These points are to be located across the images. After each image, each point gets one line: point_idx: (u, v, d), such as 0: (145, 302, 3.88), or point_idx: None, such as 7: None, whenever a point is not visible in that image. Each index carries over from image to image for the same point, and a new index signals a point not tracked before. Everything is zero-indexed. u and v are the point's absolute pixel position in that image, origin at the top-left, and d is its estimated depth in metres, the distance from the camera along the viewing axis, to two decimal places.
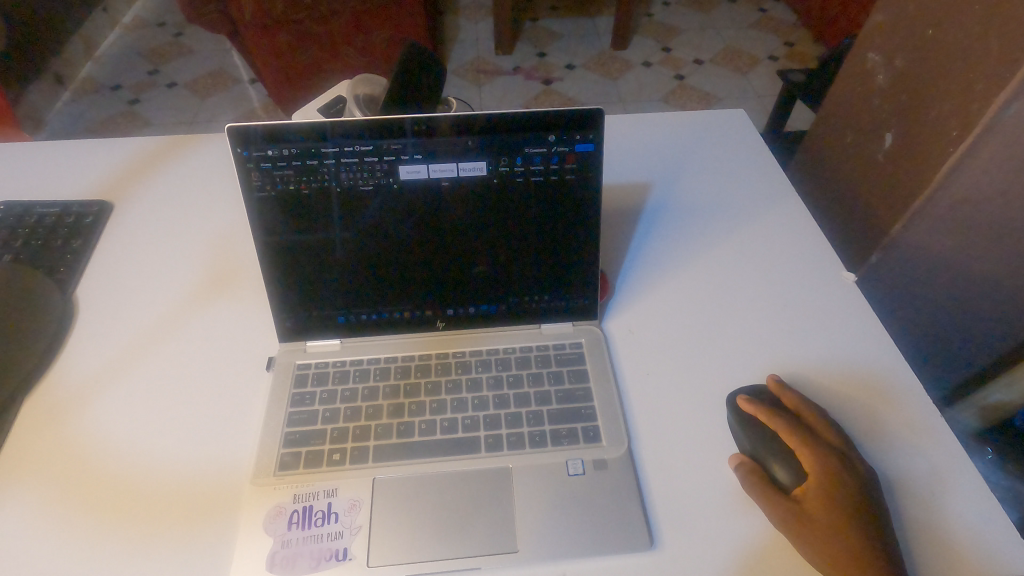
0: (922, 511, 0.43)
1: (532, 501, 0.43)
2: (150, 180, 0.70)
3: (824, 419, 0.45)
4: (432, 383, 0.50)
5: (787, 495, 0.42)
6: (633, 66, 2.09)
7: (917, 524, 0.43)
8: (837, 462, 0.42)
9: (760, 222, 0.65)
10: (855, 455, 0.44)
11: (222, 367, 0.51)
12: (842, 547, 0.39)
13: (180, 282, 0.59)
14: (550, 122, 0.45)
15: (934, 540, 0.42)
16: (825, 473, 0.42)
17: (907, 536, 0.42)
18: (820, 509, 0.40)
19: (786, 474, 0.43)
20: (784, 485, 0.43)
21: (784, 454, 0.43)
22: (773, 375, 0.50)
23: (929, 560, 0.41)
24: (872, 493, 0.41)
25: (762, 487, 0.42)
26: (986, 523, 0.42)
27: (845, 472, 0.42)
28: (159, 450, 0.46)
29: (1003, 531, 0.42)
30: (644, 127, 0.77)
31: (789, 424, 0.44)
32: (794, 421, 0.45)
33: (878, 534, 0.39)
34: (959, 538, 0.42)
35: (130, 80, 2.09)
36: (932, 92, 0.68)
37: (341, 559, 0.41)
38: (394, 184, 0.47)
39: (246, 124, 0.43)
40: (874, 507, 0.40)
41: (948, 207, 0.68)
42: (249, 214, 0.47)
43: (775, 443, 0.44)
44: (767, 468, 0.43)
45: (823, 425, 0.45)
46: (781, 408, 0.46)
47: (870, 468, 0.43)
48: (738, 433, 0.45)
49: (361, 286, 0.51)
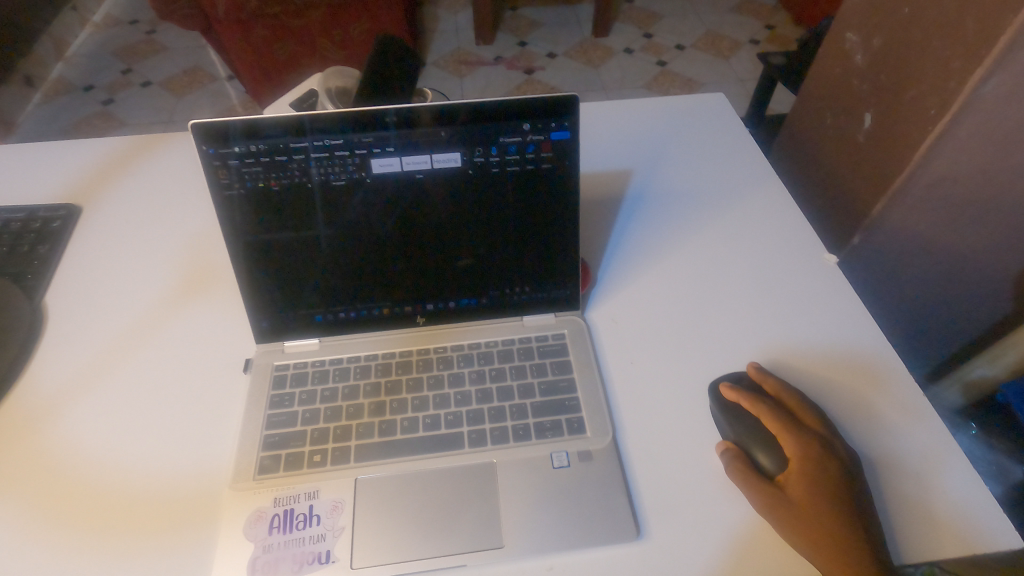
0: (906, 491, 0.43)
1: (517, 496, 0.43)
2: (120, 181, 0.68)
3: (807, 403, 0.45)
4: (414, 379, 0.49)
5: (770, 482, 0.42)
6: (615, 53, 2.07)
7: (900, 504, 0.43)
8: (820, 447, 0.42)
9: (742, 206, 0.64)
10: (838, 439, 0.44)
11: (199, 370, 0.50)
12: (825, 531, 0.39)
13: (154, 285, 0.57)
14: (524, 109, 0.44)
15: (918, 520, 0.42)
16: (807, 458, 0.42)
17: (890, 517, 0.42)
18: (803, 495, 0.41)
19: (769, 460, 0.43)
20: (768, 471, 0.43)
21: (766, 440, 0.43)
22: (755, 361, 0.50)
23: (913, 540, 0.41)
24: (854, 476, 0.41)
25: (745, 473, 0.42)
26: (968, 502, 0.42)
27: (827, 456, 0.42)
28: (135, 458, 0.45)
29: (986, 509, 0.42)
30: (624, 114, 0.76)
31: (770, 410, 0.45)
32: (776, 408, 0.45)
33: (860, 516, 0.40)
34: (943, 517, 0.42)
35: (103, 80, 2.05)
36: (906, 71, 0.67)
37: (323, 562, 0.40)
38: (367, 178, 0.45)
39: (210, 121, 0.42)
40: (856, 489, 0.41)
41: (928, 187, 0.68)
42: (219, 213, 0.45)
43: (757, 430, 0.44)
44: (751, 455, 0.44)
45: (805, 410, 0.45)
46: (764, 395, 0.46)
47: (852, 450, 0.43)
48: (721, 421, 0.46)
49: (339, 283, 0.50)
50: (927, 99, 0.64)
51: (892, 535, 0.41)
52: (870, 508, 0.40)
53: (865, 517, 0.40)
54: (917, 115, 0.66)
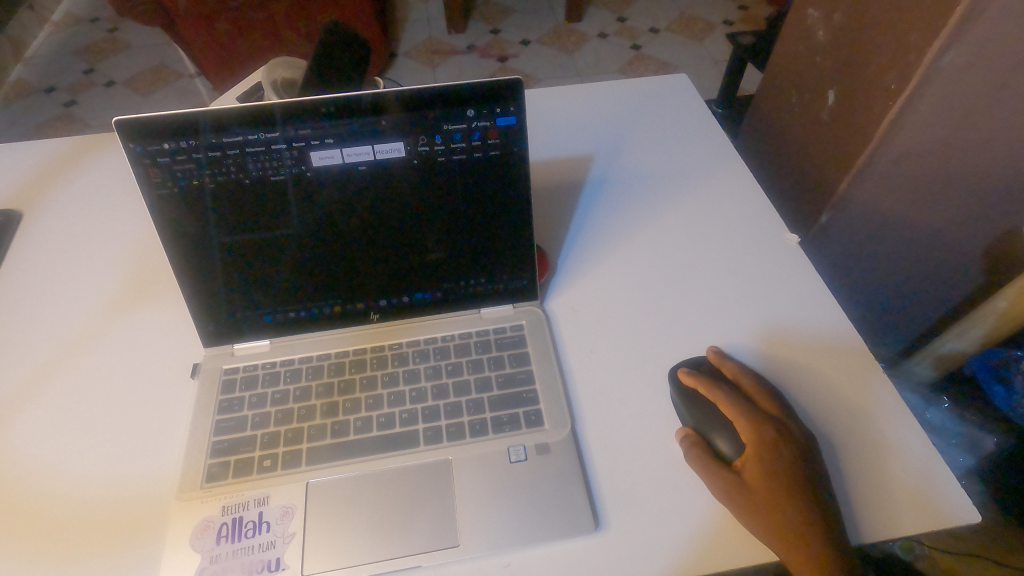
0: (864, 471, 0.43)
1: (474, 493, 0.42)
2: (63, 184, 0.65)
3: (763, 386, 0.45)
4: (368, 378, 0.48)
5: (728, 467, 0.42)
6: (589, 38, 2.05)
7: (859, 484, 0.42)
8: (774, 430, 0.42)
9: (704, 189, 0.63)
10: (793, 420, 0.43)
11: (146, 379, 0.49)
12: (781, 515, 0.39)
13: (100, 291, 0.55)
14: (467, 96, 0.42)
15: (875, 500, 0.42)
16: (762, 442, 0.42)
17: (848, 498, 0.42)
18: (760, 480, 0.41)
19: (727, 445, 0.43)
20: (726, 456, 0.43)
21: (724, 425, 0.43)
22: (714, 346, 0.49)
23: (871, 521, 0.41)
24: (810, 458, 0.41)
25: (704, 460, 0.42)
26: (925, 480, 0.42)
27: (782, 439, 0.42)
28: (78, 471, 0.44)
29: (941, 487, 0.42)
30: (585, 98, 0.75)
31: (727, 394, 0.44)
32: (733, 392, 0.45)
33: (816, 498, 0.40)
34: (901, 497, 0.42)
35: (64, 80, 1.99)
36: (867, 44, 0.66)
37: (274, 569, 0.39)
38: (308, 172, 0.44)
39: (134, 117, 0.40)
40: (812, 472, 0.41)
41: (891, 163, 0.67)
42: (153, 214, 0.43)
43: (715, 415, 0.44)
44: (709, 440, 0.43)
45: (762, 392, 0.45)
46: (721, 380, 0.46)
47: (808, 430, 0.43)
48: (680, 407, 0.45)
49: (287, 282, 0.48)
50: (887, 75, 0.63)
51: (850, 516, 0.41)
52: (826, 489, 0.41)
53: (821, 499, 0.40)
54: (878, 90, 0.65)
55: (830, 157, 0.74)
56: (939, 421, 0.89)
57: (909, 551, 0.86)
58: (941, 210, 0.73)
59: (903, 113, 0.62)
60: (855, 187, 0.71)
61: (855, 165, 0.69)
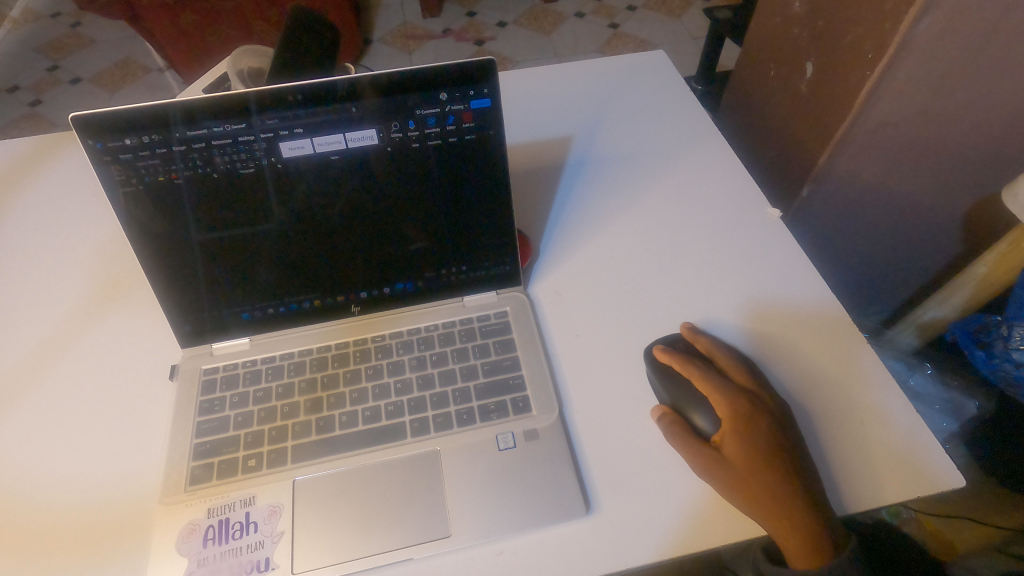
0: (845, 441, 0.43)
1: (463, 482, 0.41)
2: (26, 187, 0.63)
3: (736, 359, 0.46)
4: (351, 371, 0.47)
5: (706, 443, 0.42)
6: (566, 18, 2.02)
7: (840, 455, 0.43)
8: (749, 401, 0.43)
9: (685, 166, 0.63)
10: (767, 390, 0.44)
11: (122, 385, 0.48)
12: (761, 486, 0.40)
13: (70, 296, 0.54)
14: (439, 79, 0.41)
15: (857, 472, 0.42)
16: (739, 415, 0.42)
17: (831, 470, 0.42)
18: (738, 454, 0.41)
19: (704, 421, 0.43)
20: (704, 432, 0.43)
21: (701, 401, 0.43)
22: (687, 323, 0.50)
23: (853, 492, 0.41)
24: (785, 426, 0.42)
25: (683, 437, 0.42)
26: (904, 449, 0.43)
27: (757, 410, 0.42)
28: (56, 481, 0.42)
29: (920, 454, 0.42)
30: (563, 78, 0.74)
31: (701, 370, 0.44)
32: (706, 368, 0.45)
33: (794, 466, 0.40)
34: (883, 468, 0.42)
35: (27, 79, 1.92)
36: (842, 15, 0.65)
37: (263, 570, 0.38)
38: (279, 164, 0.42)
39: (91, 112, 0.38)
40: (788, 440, 0.41)
41: (870, 134, 0.67)
42: (118, 212, 0.42)
43: (691, 390, 0.44)
44: (688, 417, 0.43)
45: (733, 365, 0.45)
46: (694, 356, 0.46)
47: (780, 397, 0.44)
48: (657, 386, 0.45)
49: (263, 277, 0.47)
50: (864, 44, 0.62)
51: (832, 488, 0.41)
52: (802, 457, 0.41)
53: (799, 467, 0.40)
54: (856, 60, 0.64)
55: (810, 130, 0.74)
56: (923, 388, 0.89)
57: (897, 516, 0.84)
58: (919, 179, 0.73)
59: (880, 84, 0.62)
60: (835, 159, 0.71)
61: (835, 136, 0.69)
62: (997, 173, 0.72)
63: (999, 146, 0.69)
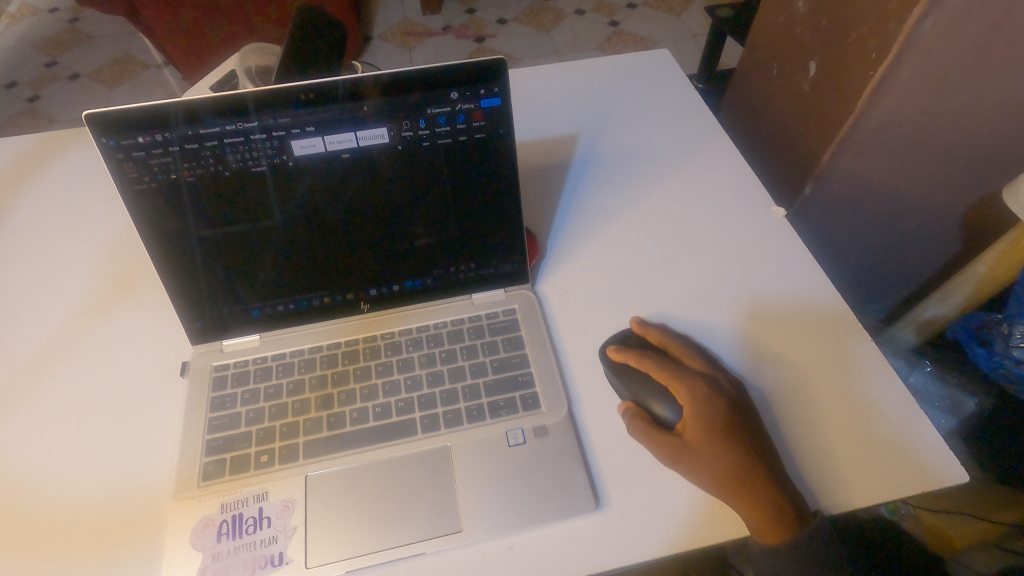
0: (818, 439, 0.44)
1: (473, 478, 0.42)
2: (32, 185, 0.63)
3: (689, 347, 0.47)
4: (361, 368, 0.47)
5: (669, 432, 0.43)
6: (567, 15, 2.02)
7: (817, 453, 0.43)
8: (704, 387, 0.43)
9: (690, 165, 0.63)
10: (720, 375, 0.45)
11: (132, 382, 0.48)
12: (723, 466, 0.40)
13: (78, 294, 0.54)
14: (450, 78, 0.41)
15: (832, 471, 0.42)
16: (697, 400, 0.43)
17: (804, 469, 0.43)
18: (700, 440, 0.42)
19: (666, 411, 0.44)
20: (667, 422, 0.44)
21: (661, 392, 0.44)
22: (636, 317, 0.50)
23: (826, 491, 0.42)
24: (742, 407, 0.43)
25: (645, 428, 0.43)
26: (885, 447, 0.43)
27: (711, 395, 0.43)
28: (69, 476, 0.43)
29: (901, 454, 0.43)
30: (568, 77, 0.74)
31: (655, 361, 0.45)
32: (659, 357, 0.46)
33: (752, 444, 0.41)
34: (858, 465, 0.43)
35: (26, 75, 1.91)
36: (846, 15, 0.66)
37: (277, 564, 0.39)
38: (289, 162, 0.43)
39: (105, 110, 0.38)
40: (744, 420, 0.42)
41: (871, 134, 0.68)
42: (130, 211, 0.42)
43: (649, 383, 0.45)
44: (651, 410, 0.44)
45: (686, 353, 0.47)
46: (648, 349, 0.47)
47: (736, 381, 0.45)
48: (616, 382, 0.46)
49: (273, 275, 0.47)
50: (867, 44, 0.63)
51: (805, 485, 0.42)
52: (760, 436, 0.42)
53: (758, 445, 0.42)
54: (859, 59, 0.64)
55: (813, 129, 0.74)
56: (923, 385, 0.89)
57: (896, 512, 0.85)
58: (919, 178, 0.74)
59: (883, 83, 0.62)
60: (837, 158, 0.71)
61: (837, 135, 0.69)
62: (997, 172, 0.73)
63: (1000, 146, 0.69)
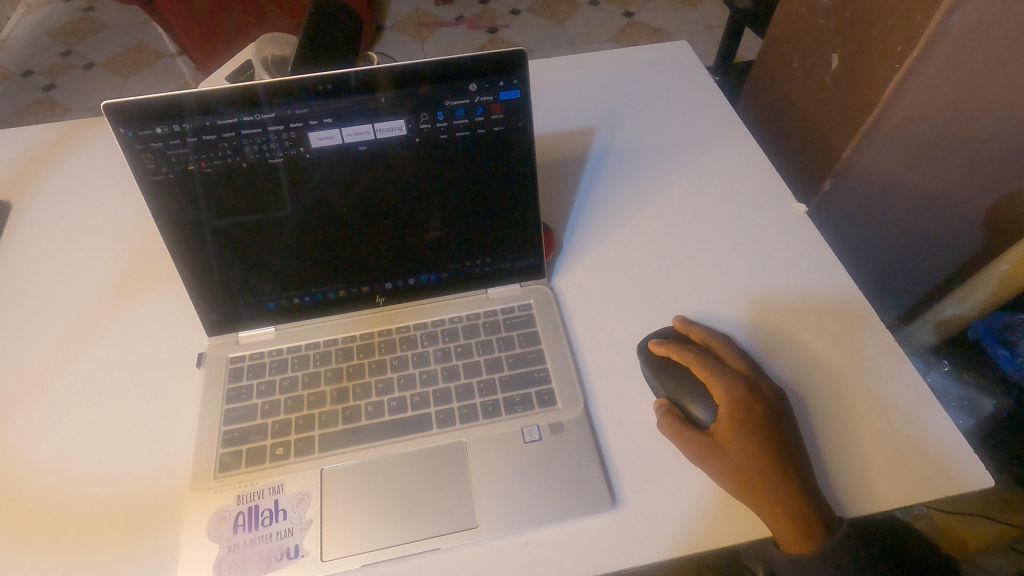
0: (849, 438, 0.43)
1: (490, 474, 0.42)
2: (47, 176, 0.63)
3: (730, 345, 0.46)
4: (376, 362, 0.47)
5: (702, 432, 0.42)
6: (579, 7, 2.00)
7: (839, 457, 0.43)
8: (744, 389, 0.43)
9: (710, 159, 0.62)
10: (760, 377, 0.44)
11: (149, 373, 0.48)
12: (755, 471, 0.40)
13: (94, 284, 0.54)
14: (470, 69, 0.41)
15: (859, 473, 0.42)
16: (735, 401, 0.42)
17: (828, 470, 0.42)
18: (735, 443, 0.41)
19: (702, 412, 0.43)
20: (701, 422, 0.43)
21: (697, 391, 0.43)
22: (678, 314, 0.50)
23: (850, 495, 0.41)
24: (780, 412, 0.42)
25: (679, 429, 0.42)
26: (912, 449, 0.42)
27: (750, 396, 0.42)
28: (86, 464, 0.43)
29: (929, 463, 0.42)
30: (586, 69, 0.73)
31: (697, 357, 0.45)
32: (702, 354, 0.45)
33: (787, 451, 0.41)
34: (883, 465, 0.42)
35: (41, 64, 1.93)
36: (871, 7, 0.64)
37: (292, 557, 0.39)
38: (306, 153, 0.42)
39: (124, 100, 0.38)
40: (781, 426, 0.41)
41: (894, 129, 0.66)
42: (148, 201, 0.42)
43: (687, 381, 0.44)
44: (685, 409, 0.44)
45: (730, 352, 0.46)
46: (689, 344, 0.46)
47: (776, 386, 0.44)
48: (651, 380, 0.45)
49: (289, 267, 0.47)
50: (892, 36, 0.61)
51: (828, 488, 0.41)
52: (796, 439, 0.41)
53: (793, 450, 0.41)
54: (883, 52, 0.63)
55: (834, 122, 0.73)
56: (939, 385, 0.87)
57: (909, 513, 0.85)
58: (943, 174, 0.72)
59: (908, 78, 0.61)
60: (858, 153, 0.70)
61: (859, 131, 0.68)
62: None
63: None
